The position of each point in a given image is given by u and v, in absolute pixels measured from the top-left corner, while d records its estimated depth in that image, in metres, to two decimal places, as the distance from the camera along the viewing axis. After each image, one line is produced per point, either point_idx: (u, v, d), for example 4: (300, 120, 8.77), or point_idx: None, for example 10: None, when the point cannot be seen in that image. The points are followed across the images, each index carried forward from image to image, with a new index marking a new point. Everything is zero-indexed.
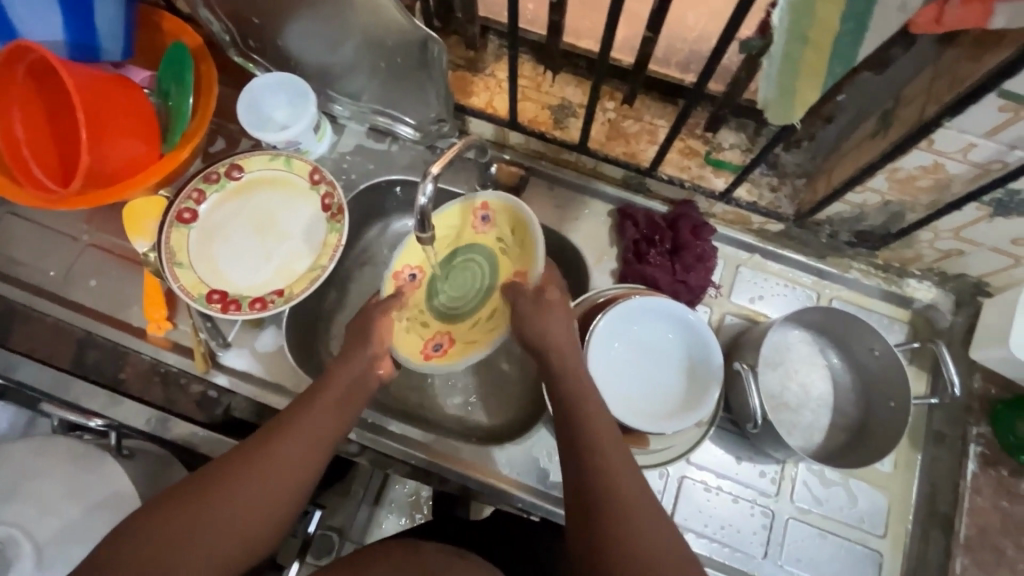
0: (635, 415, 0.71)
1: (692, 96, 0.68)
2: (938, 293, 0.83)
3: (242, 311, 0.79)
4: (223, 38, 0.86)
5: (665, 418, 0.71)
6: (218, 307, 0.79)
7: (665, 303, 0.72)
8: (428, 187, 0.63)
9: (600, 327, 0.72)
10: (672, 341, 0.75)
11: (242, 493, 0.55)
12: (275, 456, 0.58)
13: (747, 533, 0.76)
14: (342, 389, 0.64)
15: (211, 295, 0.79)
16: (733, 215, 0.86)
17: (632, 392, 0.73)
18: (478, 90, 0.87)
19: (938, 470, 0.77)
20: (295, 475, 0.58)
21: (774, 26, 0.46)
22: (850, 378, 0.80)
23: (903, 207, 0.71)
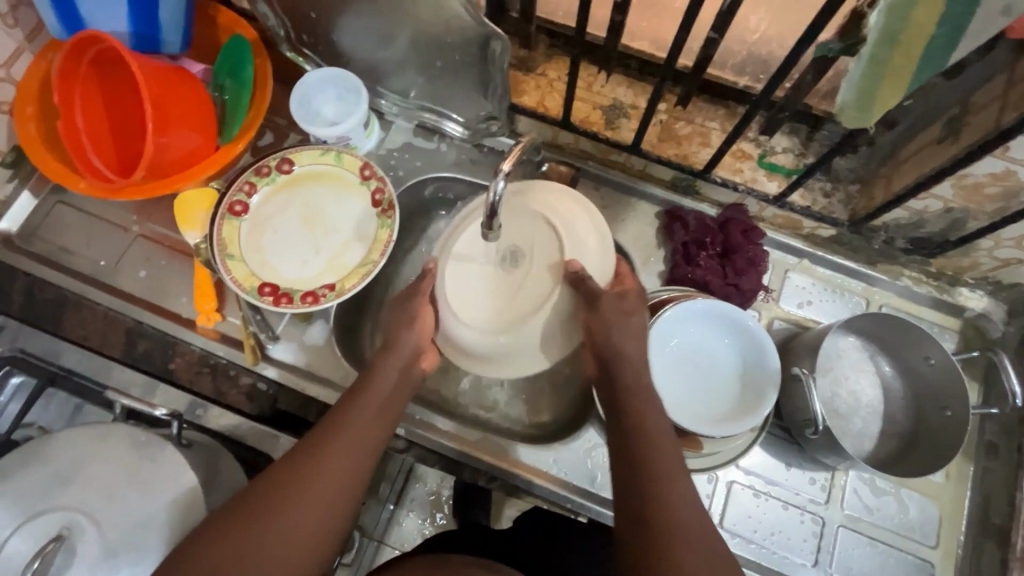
0: (688, 416, 0.70)
1: (758, 101, 0.70)
2: (990, 303, 0.82)
3: (294, 304, 0.78)
4: (277, 33, 0.86)
5: (721, 422, 0.70)
6: (269, 300, 0.79)
7: (723, 307, 0.72)
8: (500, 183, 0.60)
9: (654, 328, 0.73)
10: (726, 345, 0.74)
11: (295, 506, 0.53)
12: (326, 462, 0.56)
13: (797, 540, 0.75)
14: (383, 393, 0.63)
15: (263, 288, 0.79)
16: (783, 219, 0.85)
17: (683, 391, 0.73)
18: (529, 88, 0.87)
19: (992, 481, 0.76)
20: (354, 472, 0.57)
21: (868, 26, 0.46)
22: (902, 386, 0.79)
23: (965, 214, 0.70)
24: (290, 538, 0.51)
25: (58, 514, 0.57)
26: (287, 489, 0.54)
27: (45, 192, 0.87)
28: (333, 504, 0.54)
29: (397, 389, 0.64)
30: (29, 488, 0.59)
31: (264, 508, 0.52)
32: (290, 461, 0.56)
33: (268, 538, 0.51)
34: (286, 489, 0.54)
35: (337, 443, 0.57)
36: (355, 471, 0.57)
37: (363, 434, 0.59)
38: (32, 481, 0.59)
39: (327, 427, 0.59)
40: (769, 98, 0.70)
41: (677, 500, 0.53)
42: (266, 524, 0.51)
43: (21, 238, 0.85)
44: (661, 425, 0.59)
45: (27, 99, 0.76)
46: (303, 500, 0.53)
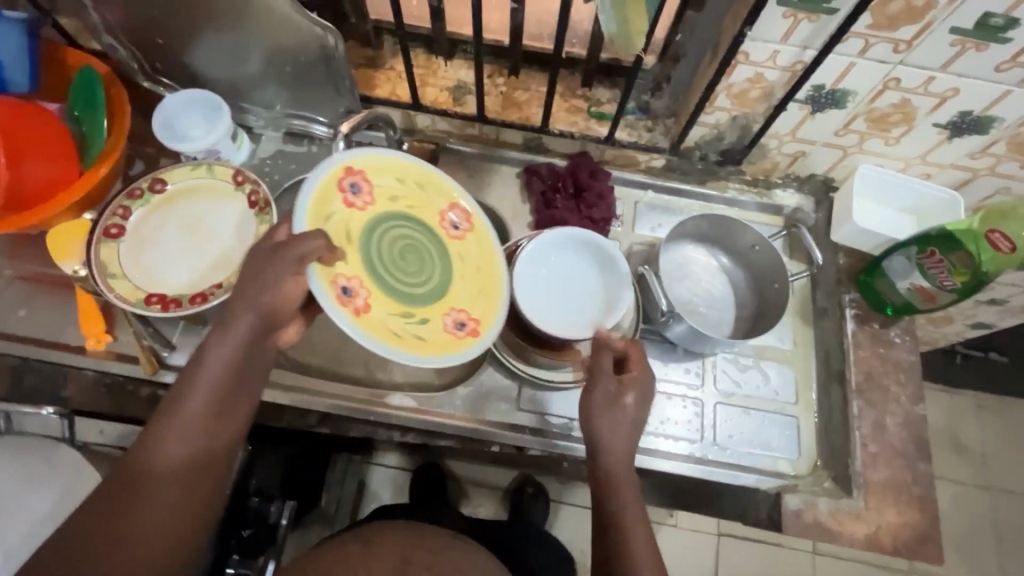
0: (580, 326, 0.81)
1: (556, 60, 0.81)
2: (801, 197, 0.98)
3: (183, 307, 0.81)
4: (130, 65, 0.91)
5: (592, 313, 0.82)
6: (157, 307, 0.81)
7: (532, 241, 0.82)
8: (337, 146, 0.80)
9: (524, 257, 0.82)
10: (561, 255, 0.85)
11: (142, 519, 0.54)
12: (165, 468, 0.57)
13: (683, 423, 0.85)
14: (218, 383, 0.60)
15: (149, 299, 0.82)
16: (623, 158, 0.99)
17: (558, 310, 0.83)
18: (380, 82, 0.96)
19: (827, 338, 0.89)
20: (198, 475, 0.58)
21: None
22: (745, 276, 0.92)
23: (748, 119, 0.84)
24: (139, 552, 0.54)
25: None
26: (127, 489, 0.55)
27: None
28: (180, 510, 0.56)
29: (234, 374, 0.61)
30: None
31: (106, 526, 0.53)
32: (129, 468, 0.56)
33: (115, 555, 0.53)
34: (127, 500, 0.55)
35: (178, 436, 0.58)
36: (203, 473, 0.59)
37: (197, 444, 0.58)
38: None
39: (161, 428, 0.57)
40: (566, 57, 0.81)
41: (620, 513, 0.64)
42: (110, 543, 0.53)
43: None
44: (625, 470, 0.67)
45: None
46: (147, 512, 0.55)
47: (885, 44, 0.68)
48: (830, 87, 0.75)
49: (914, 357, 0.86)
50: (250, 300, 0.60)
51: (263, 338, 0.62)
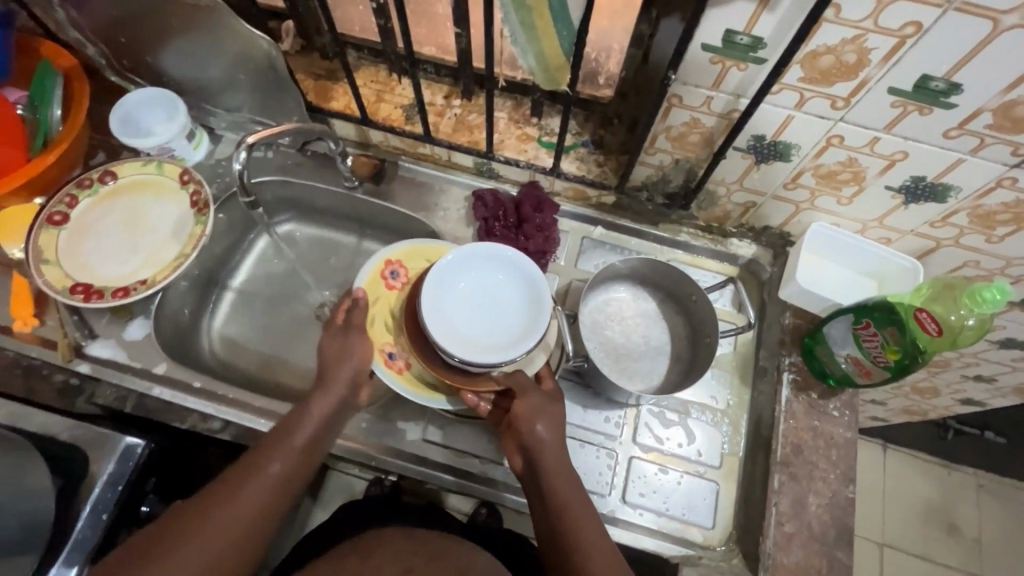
0: (505, 345, 0.77)
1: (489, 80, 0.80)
2: (757, 249, 0.93)
3: (105, 299, 0.83)
4: (98, 61, 0.94)
5: (513, 333, 0.78)
6: (80, 298, 0.82)
7: (433, 273, 0.78)
8: (242, 154, 0.78)
9: (431, 292, 0.77)
10: (467, 277, 0.81)
11: (200, 539, 0.61)
12: (241, 494, 0.65)
13: (594, 474, 0.81)
14: (307, 431, 0.72)
15: (74, 288, 0.83)
16: (574, 192, 0.96)
17: (482, 336, 0.78)
18: (337, 95, 0.97)
19: (761, 401, 0.84)
20: (257, 513, 0.65)
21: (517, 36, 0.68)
22: (685, 326, 0.87)
23: (692, 163, 0.81)
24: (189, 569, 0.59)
25: None
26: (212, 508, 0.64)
27: None
28: (235, 538, 0.63)
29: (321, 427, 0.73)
30: None
31: (179, 536, 0.61)
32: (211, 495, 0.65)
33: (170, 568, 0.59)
34: (195, 519, 0.62)
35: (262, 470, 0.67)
36: (264, 513, 0.66)
37: (271, 480, 0.67)
38: None
39: (255, 457, 0.69)
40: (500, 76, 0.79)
41: (579, 533, 0.65)
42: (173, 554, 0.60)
43: None
44: (579, 495, 0.68)
45: None
46: (205, 534, 0.62)
47: (822, 99, 0.64)
48: (771, 138, 0.71)
49: (852, 434, 0.80)
50: (343, 365, 0.77)
51: (347, 399, 0.76)
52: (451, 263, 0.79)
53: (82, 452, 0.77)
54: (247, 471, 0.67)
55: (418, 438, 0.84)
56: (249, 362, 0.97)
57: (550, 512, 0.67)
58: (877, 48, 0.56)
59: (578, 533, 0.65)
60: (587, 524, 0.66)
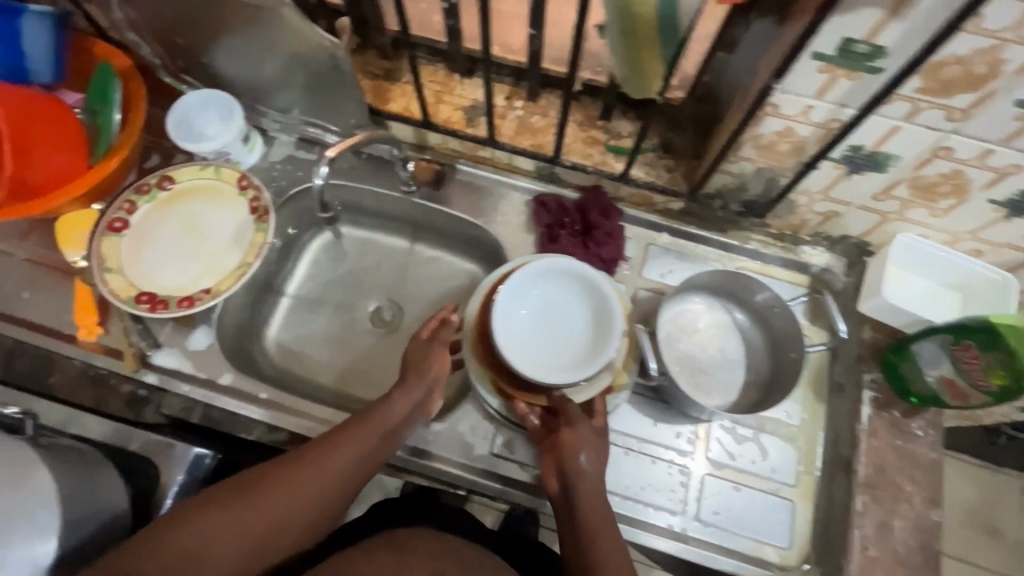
0: (576, 365, 0.74)
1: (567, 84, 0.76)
2: (830, 257, 0.90)
3: (170, 309, 0.82)
4: (153, 61, 0.92)
5: (585, 355, 0.74)
6: (146, 307, 0.81)
7: (498, 296, 0.75)
8: (323, 169, 0.73)
9: (497, 319, 0.74)
10: (527, 302, 0.77)
11: (270, 507, 0.62)
12: (313, 469, 0.65)
13: (667, 491, 0.79)
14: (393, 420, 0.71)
15: (139, 297, 0.82)
16: (638, 197, 0.93)
17: (555, 359, 0.75)
18: (394, 96, 0.94)
19: (839, 418, 0.81)
20: (319, 496, 0.65)
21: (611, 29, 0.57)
22: (760, 337, 0.85)
23: (774, 172, 0.77)
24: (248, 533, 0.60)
25: None
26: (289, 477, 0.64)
27: None
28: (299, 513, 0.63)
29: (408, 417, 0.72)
30: None
31: (251, 494, 0.62)
32: (283, 468, 0.65)
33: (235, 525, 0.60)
34: (269, 485, 0.63)
35: (333, 454, 0.67)
36: (331, 495, 0.65)
37: (344, 464, 0.66)
38: None
39: (347, 430, 0.69)
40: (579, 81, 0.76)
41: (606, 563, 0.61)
42: (239, 515, 0.61)
43: None
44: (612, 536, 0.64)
45: None
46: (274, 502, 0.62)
47: (936, 110, 0.60)
48: (869, 148, 0.67)
49: (937, 455, 0.77)
50: (424, 370, 0.74)
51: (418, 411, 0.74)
52: (510, 291, 0.76)
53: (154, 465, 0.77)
54: (330, 443, 0.68)
55: (488, 452, 0.82)
56: (305, 369, 0.96)
57: (578, 545, 0.64)
58: (1012, 60, 0.52)
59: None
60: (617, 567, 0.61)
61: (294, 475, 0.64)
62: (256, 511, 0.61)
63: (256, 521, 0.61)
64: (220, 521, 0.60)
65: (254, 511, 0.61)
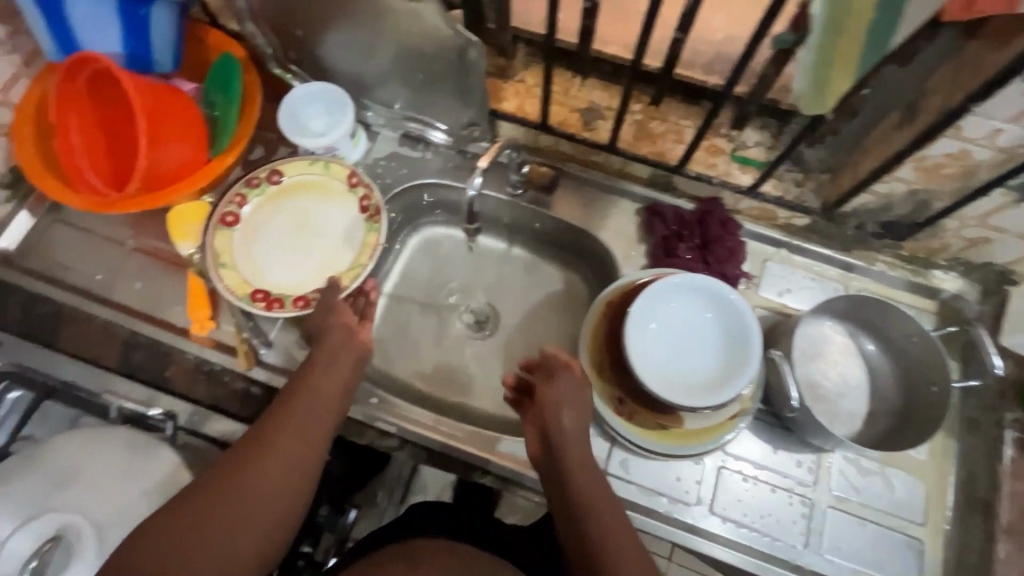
0: (711, 384, 0.71)
1: (722, 94, 0.73)
2: (963, 284, 0.84)
3: (286, 309, 0.81)
4: (265, 51, 0.90)
5: (721, 375, 0.72)
6: (261, 305, 0.81)
7: (631, 309, 0.72)
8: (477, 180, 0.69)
9: (630, 334, 0.72)
10: (657, 316, 0.74)
11: (258, 483, 0.59)
12: (269, 448, 0.61)
13: (787, 522, 0.76)
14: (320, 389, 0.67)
15: (255, 294, 0.82)
16: (759, 211, 0.88)
17: (687, 377, 0.72)
18: (508, 95, 0.91)
19: (974, 457, 0.77)
20: (294, 475, 0.61)
21: (808, 43, 0.53)
22: (889, 366, 0.80)
23: (929, 195, 0.73)
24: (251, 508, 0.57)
25: (52, 517, 0.57)
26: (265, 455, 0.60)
27: (42, 211, 0.89)
28: (286, 491, 0.60)
29: (330, 389, 0.67)
30: (21, 497, 0.58)
31: (234, 469, 0.59)
32: (248, 443, 0.61)
33: (230, 501, 0.57)
34: (256, 459, 0.60)
35: (284, 424, 0.63)
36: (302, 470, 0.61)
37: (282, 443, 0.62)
38: (30, 484, 0.59)
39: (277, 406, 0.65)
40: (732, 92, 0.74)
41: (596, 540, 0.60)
42: (227, 493, 0.57)
43: (19, 255, 0.87)
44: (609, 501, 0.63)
45: (24, 121, 0.80)
46: (267, 475, 0.59)
47: None
48: None
49: None
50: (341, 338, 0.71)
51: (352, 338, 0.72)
52: (646, 300, 0.73)
53: None
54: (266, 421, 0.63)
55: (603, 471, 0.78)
56: (407, 371, 0.94)
57: (572, 522, 0.62)
58: None
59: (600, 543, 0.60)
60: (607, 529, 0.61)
61: (262, 448, 0.61)
62: (247, 478, 0.59)
63: (248, 497, 0.57)
64: (212, 497, 0.57)
65: (252, 486, 0.58)
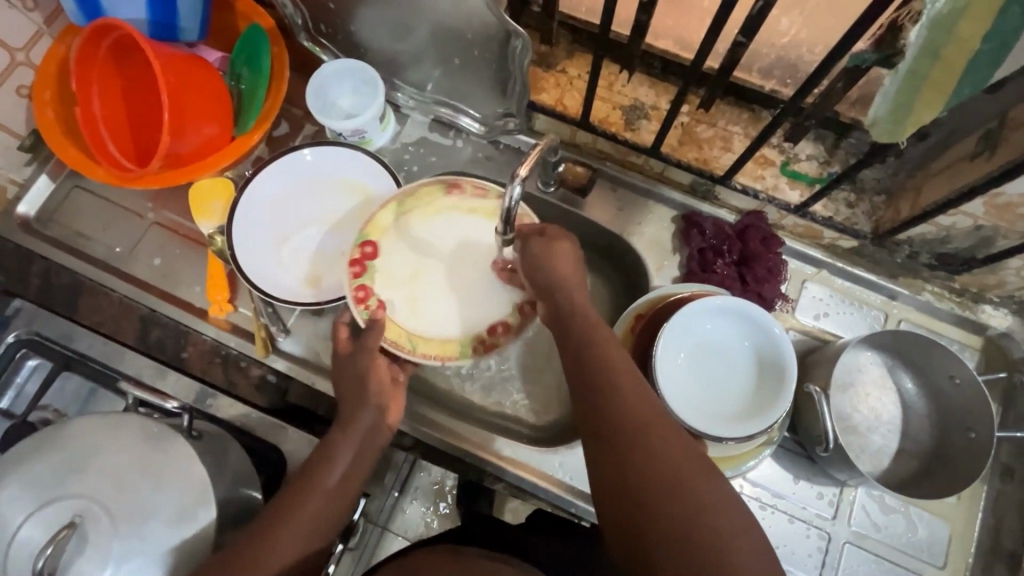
0: (746, 416, 0.69)
1: (787, 106, 0.68)
2: (1014, 322, 0.79)
3: (352, 278, 0.75)
4: (294, 21, 0.85)
5: (755, 407, 0.69)
6: (351, 257, 0.76)
7: (661, 336, 0.70)
8: (515, 188, 0.61)
9: (659, 361, 0.70)
10: (686, 345, 0.73)
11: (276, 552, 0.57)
12: (295, 518, 0.59)
13: (801, 555, 0.75)
14: (354, 452, 0.65)
15: (363, 246, 0.77)
16: (804, 228, 0.83)
17: (719, 408, 0.70)
18: (548, 86, 0.86)
19: (1005, 505, 0.74)
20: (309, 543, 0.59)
21: (897, 68, 0.48)
22: (924, 404, 0.77)
23: (995, 232, 0.69)
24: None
25: (71, 501, 0.58)
26: (288, 522, 0.59)
27: (62, 176, 0.87)
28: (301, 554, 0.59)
29: (361, 454, 0.65)
30: (45, 473, 0.60)
31: (256, 539, 0.58)
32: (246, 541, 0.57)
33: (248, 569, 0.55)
34: (278, 528, 0.58)
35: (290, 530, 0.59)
36: (316, 537, 0.60)
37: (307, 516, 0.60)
38: (50, 465, 0.60)
39: (310, 471, 0.63)
40: (797, 104, 0.68)
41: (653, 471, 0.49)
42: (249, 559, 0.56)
43: (38, 221, 0.86)
44: (668, 422, 0.53)
45: (45, 85, 0.76)
46: (281, 544, 0.58)
47: None
48: None
49: None
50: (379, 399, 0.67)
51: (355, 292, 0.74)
52: (677, 321, 0.71)
53: (283, 454, 0.76)
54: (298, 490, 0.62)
55: None
56: None
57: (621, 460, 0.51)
58: None
59: (668, 472, 0.49)
60: (672, 454, 0.50)
61: (261, 553, 0.57)
62: (268, 548, 0.57)
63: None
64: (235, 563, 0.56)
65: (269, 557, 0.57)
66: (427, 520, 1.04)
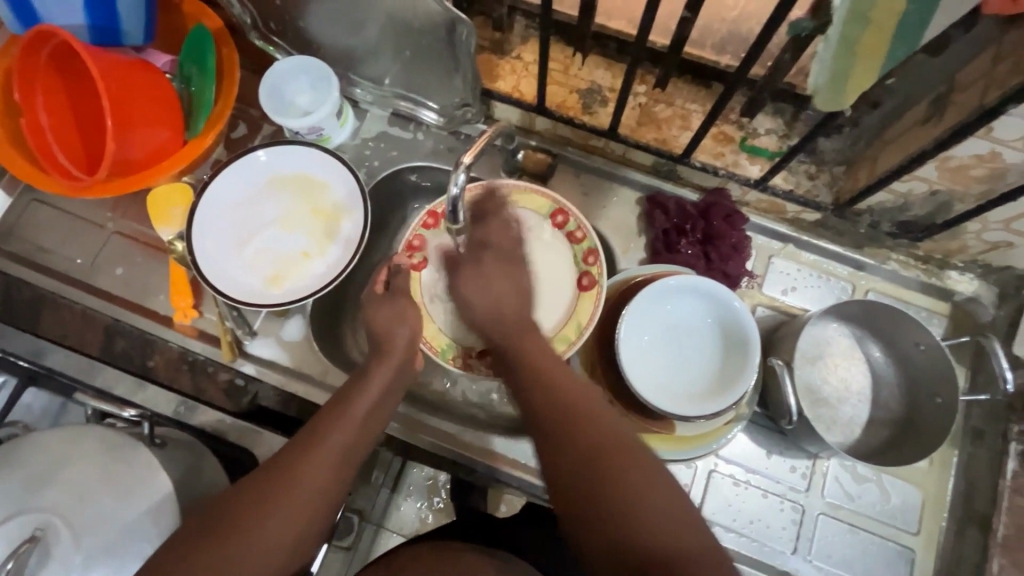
0: (714, 392, 0.69)
1: (735, 78, 0.67)
2: (980, 286, 0.79)
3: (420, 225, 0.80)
4: (244, 20, 0.84)
5: (723, 383, 0.69)
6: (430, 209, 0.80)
7: (623, 321, 0.70)
8: (459, 176, 0.63)
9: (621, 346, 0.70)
10: (649, 327, 0.73)
11: (303, 481, 0.56)
12: (322, 449, 0.58)
13: (777, 528, 0.75)
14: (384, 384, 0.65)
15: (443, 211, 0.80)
16: (767, 203, 0.82)
17: (688, 387, 0.70)
18: (504, 73, 0.85)
19: (976, 468, 0.75)
20: (330, 476, 0.58)
21: (829, 35, 0.48)
22: (893, 372, 0.78)
23: (951, 196, 0.68)
24: (291, 511, 0.55)
25: (32, 516, 0.58)
26: (311, 453, 0.58)
27: (19, 191, 0.86)
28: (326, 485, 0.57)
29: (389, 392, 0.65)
30: (6, 487, 0.59)
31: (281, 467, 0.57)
32: (276, 466, 0.57)
33: (277, 501, 0.55)
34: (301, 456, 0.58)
35: (319, 458, 0.58)
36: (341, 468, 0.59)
37: (332, 449, 0.59)
38: (11, 480, 0.60)
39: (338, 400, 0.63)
40: (747, 76, 0.67)
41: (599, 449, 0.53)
42: (274, 490, 0.55)
43: None
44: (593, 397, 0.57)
45: None
46: (306, 474, 0.57)
47: None
48: None
49: None
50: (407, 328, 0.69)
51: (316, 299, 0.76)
52: (638, 303, 0.71)
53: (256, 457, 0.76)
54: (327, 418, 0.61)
55: None
56: None
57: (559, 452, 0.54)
58: None
59: (590, 460, 0.52)
60: (593, 444, 0.53)
61: (291, 478, 0.56)
62: (291, 482, 0.56)
63: (275, 528, 0.54)
64: (267, 491, 0.55)
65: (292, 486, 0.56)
66: (422, 517, 1.02)
